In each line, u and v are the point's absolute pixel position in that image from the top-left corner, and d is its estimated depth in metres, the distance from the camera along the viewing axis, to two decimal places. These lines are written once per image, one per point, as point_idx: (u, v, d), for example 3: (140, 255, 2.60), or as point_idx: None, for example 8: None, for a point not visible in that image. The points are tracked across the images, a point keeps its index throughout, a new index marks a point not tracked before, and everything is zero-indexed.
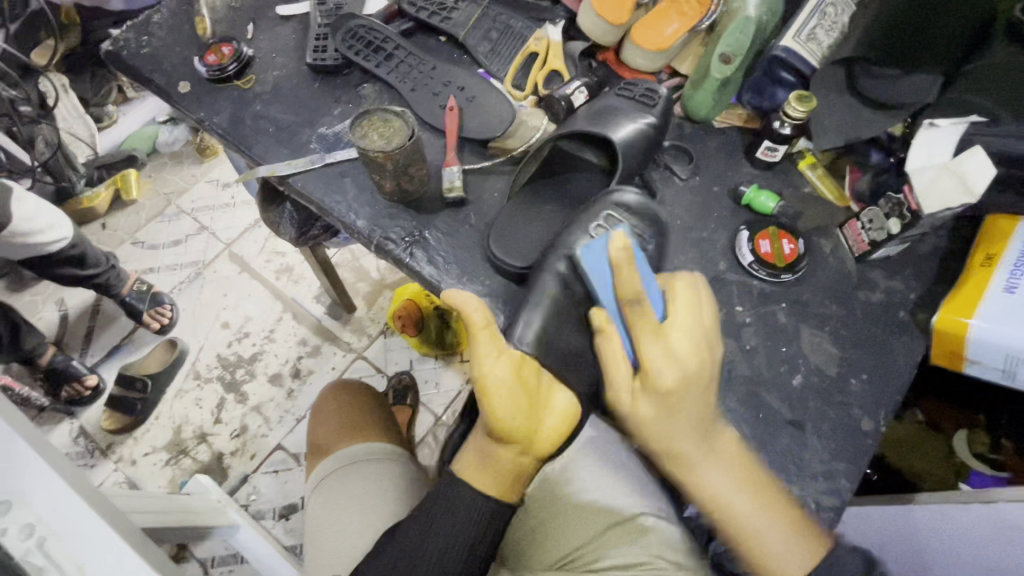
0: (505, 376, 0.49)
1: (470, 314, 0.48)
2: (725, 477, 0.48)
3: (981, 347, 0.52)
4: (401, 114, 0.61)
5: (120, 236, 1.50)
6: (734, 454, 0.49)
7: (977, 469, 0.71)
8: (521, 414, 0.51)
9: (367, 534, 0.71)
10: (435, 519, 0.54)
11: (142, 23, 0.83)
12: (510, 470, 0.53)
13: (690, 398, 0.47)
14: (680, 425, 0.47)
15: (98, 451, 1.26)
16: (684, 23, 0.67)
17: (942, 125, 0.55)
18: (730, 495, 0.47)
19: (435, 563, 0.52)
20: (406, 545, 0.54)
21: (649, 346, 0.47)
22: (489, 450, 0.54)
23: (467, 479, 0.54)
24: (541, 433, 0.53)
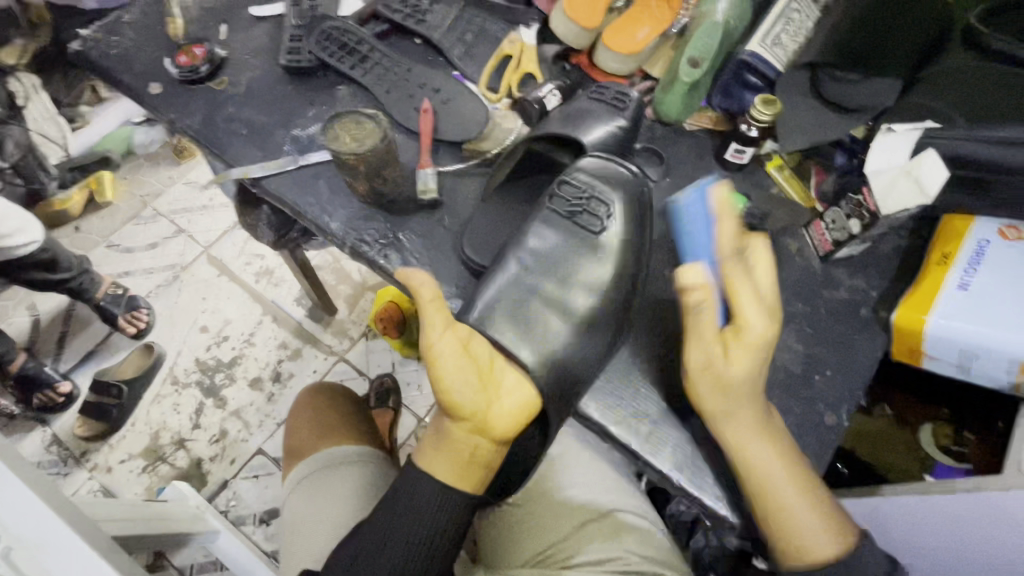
0: (450, 351, 0.50)
1: (420, 291, 0.51)
2: (774, 453, 0.49)
3: (937, 342, 0.55)
4: (374, 117, 0.62)
5: (95, 239, 1.48)
6: (785, 446, 0.50)
7: (941, 461, 0.73)
8: (469, 389, 0.51)
9: (337, 531, 0.72)
10: (403, 504, 0.53)
11: (113, 24, 0.82)
12: (462, 450, 0.52)
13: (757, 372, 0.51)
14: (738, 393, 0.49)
15: (71, 459, 1.23)
16: (654, 27, 0.69)
17: (899, 130, 0.58)
18: (771, 471, 0.48)
19: (406, 547, 0.52)
20: (374, 536, 0.53)
21: (737, 281, 0.51)
22: (443, 428, 0.53)
23: (423, 463, 0.53)
24: (495, 413, 0.52)
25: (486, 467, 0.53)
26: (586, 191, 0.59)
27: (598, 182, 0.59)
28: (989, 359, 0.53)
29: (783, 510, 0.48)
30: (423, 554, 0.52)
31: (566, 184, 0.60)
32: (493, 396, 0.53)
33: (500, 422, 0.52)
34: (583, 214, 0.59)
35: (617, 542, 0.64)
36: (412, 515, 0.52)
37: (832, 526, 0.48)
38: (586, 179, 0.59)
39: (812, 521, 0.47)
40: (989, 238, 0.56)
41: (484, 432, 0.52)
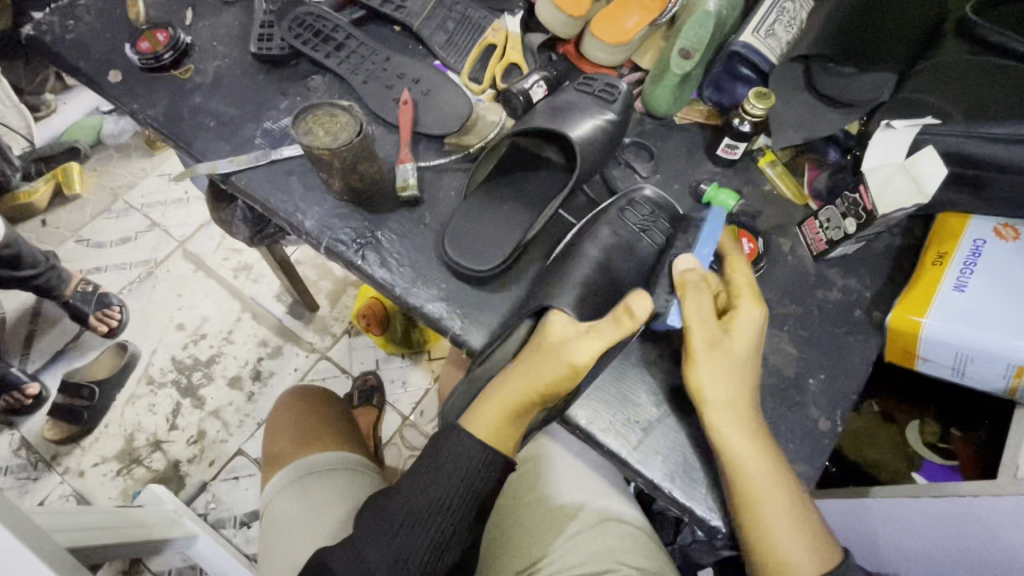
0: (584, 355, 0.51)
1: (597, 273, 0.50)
2: (761, 466, 0.48)
3: (932, 345, 0.53)
4: (348, 109, 0.58)
5: (62, 234, 1.41)
6: (775, 461, 0.49)
7: (928, 458, 0.73)
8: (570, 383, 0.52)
9: (308, 542, 0.70)
10: (448, 467, 0.51)
11: (69, 7, 0.77)
12: (528, 425, 0.52)
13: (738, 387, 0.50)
14: (736, 375, 0.50)
15: (41, 463, 1.18)
16: (644, 15, 0.65)
17: (898, 126, 0.56)
18: (754, 472, 0.48)
19: (449, 511, 0.51)
20: (418, 500, 0.52)
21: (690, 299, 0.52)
22: (518, 404, 0.51)
23: (478, 428, 0.51)
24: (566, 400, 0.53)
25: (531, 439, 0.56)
26: (650, 206, 0.61)
27: (661, 206, 0.61)
28: (986, 362, 0.51)
29: (768, 528, 0.47)
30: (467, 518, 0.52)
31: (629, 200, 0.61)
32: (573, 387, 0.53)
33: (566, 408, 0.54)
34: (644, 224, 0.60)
35: (608, 554, 0.61)
36: (445, 491, 0.51)
37: (814, 545, 0.47)
38: (651, 203, 0.61)
39: (788, 530, 0.47)
40: (984, 238, 0.55)
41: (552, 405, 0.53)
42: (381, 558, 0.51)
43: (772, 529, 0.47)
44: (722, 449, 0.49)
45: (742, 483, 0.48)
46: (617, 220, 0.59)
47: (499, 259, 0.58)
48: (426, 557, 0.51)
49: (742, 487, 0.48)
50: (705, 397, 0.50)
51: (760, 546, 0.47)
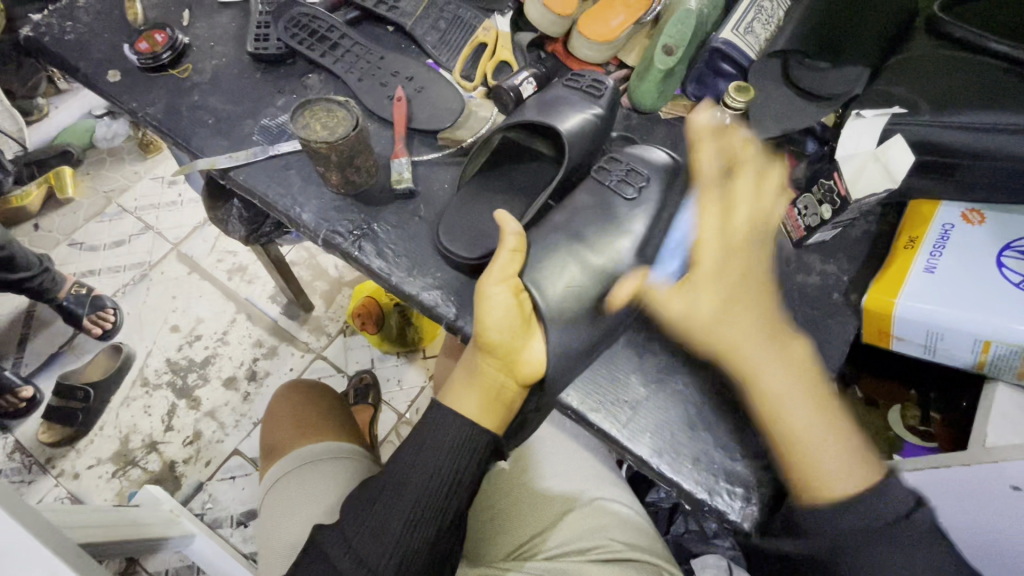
0: (503, 299, 0.52)
1: (506, 235, 0.54)
2: (783, 376, 0.49)
3: (905, 324, 0.56)
4: (345, 104, 0.60)
5: (55, 237, 1.41)
6: (803, 376, 0.49)
7: (909, 441, 0.75)
8: (508, 328, 0.52)
9: (305, 528, 0.71)
10: (424, 446, 0.53)
11: (67, 9, 0.78)
12: (491, 386, 0.54)
13: (741, 313, 0.50)
14: (735, 299, 0.51)
15: (36, 466, 1.18)
16: (630, 15, 0.68)
17: (867, 116, 0.59)
18: (787, 394, 0.48)
19: (423, 492, 0.52)
20: (395, 479, 0.53)
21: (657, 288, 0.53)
22: (475, 363, 0.54)
23: (450, 399, 0.55)
24: (524, 359, 0.53)
25: (510, 408, 0.55)
26: (640, 172, 0.62)
27: (640, 165, 0.62)
28: (954, 339, 0.54)
29: (805, 446, 0.47)
30: (442, 499, 0.53)
31: (604, 163, 0.63)
32: (526, 347, 0.53)
33: (527, 366, 0.53)
34: (620, 182, 0.62)
35: (600, 531, 0.64)
36: (421, 466, 0.53)
37: (855, 466, 0.46)
38: (626, 162, 0.63)
39: (826, 451, 0.47)
40: (953, 222, 0.58)
41: (513, 373, 0.53)
42: (363, 532, 0.52)
43: (812, 455, 0.47)
44: (749, 379, 0.49)
45: (774, 416, 0.48)
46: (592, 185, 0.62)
47: (480, 250, 0.60)
48: (403, 534, 0.52)
49: (777, 424, 0.48)
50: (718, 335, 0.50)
51: (807, 481, 0.47)
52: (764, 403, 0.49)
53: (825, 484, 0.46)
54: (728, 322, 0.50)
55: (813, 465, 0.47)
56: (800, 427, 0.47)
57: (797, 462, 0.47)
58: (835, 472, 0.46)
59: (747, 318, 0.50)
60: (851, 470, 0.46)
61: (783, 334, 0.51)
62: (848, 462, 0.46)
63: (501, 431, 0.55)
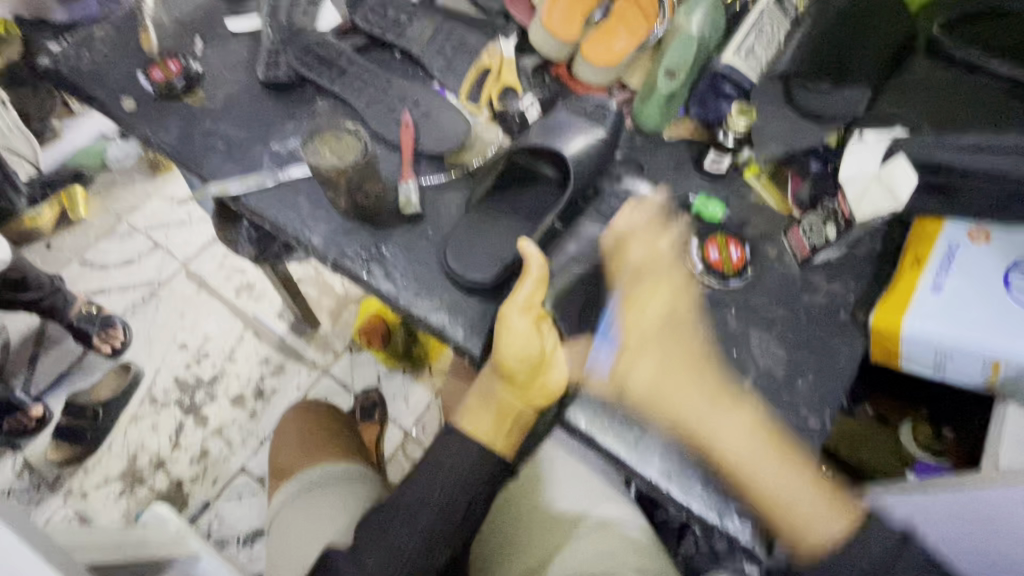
0: (526, 328, 0.53)
1: (530, 264, 0.54)
2: (734, 431, 0.53)
3: (914, 344, 0.55)
4: (355, 131, 0.63)
5: (66, 257, 1.43)
6: (746, 412, 0.54)
7: (921, 459, 0.75)
8: (528, 359, 0.53)
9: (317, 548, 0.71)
10: (441, 466, 0.55)
11: (83, 39, 0.81)
12: (508, 410, 0.56)
13: (677, 373, 0.55)
14: (670, 361, 0.56)
15: (45, 486, 1.19)
16: (632, 40, 0.69)
17: (868, 138, 0.60)
18: (743, 453, 0.52)
19: (440, 512, 0.54)
20: (411, 500, 0.55)
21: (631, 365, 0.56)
22: (491, 388, 0.56)
23: (464, 420, 0.56)
24: (539, 384, 0.54)
25: (522, 429, 0.57)
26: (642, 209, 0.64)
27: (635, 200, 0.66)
28: (964, 358, 0.54)
29: (780, 500, 0.51)
30: (458, 519, 0.54)
31: (603, 202, 0.66)
32: (547, 378, 0.54)
33: (544, 391, 0.55)
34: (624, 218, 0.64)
35: (608, 553, 0.64)
36: (439, 488, 0.54)
37: (835, 510, 0.51)
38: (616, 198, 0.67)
39: (784, 486, 0.52)
40: (959, 241, 0.58)
41: (529, 397, 0.55)
42: (377, 550, 0.53)
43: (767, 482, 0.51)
44: (699, 437, 0.54)
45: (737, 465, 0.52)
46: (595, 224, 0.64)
47: (494, 273, 0.61)
48: (419, 553, 0.53)
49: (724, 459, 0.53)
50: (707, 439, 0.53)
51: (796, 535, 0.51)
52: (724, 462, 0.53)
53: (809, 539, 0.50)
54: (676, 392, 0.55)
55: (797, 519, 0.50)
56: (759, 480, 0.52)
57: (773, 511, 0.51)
58: (817, 528, 0.50)
59: (691, 392, 0.55)
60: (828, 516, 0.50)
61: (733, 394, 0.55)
62: (829, 512, 0.51)
63: (511, 454, 0.57)
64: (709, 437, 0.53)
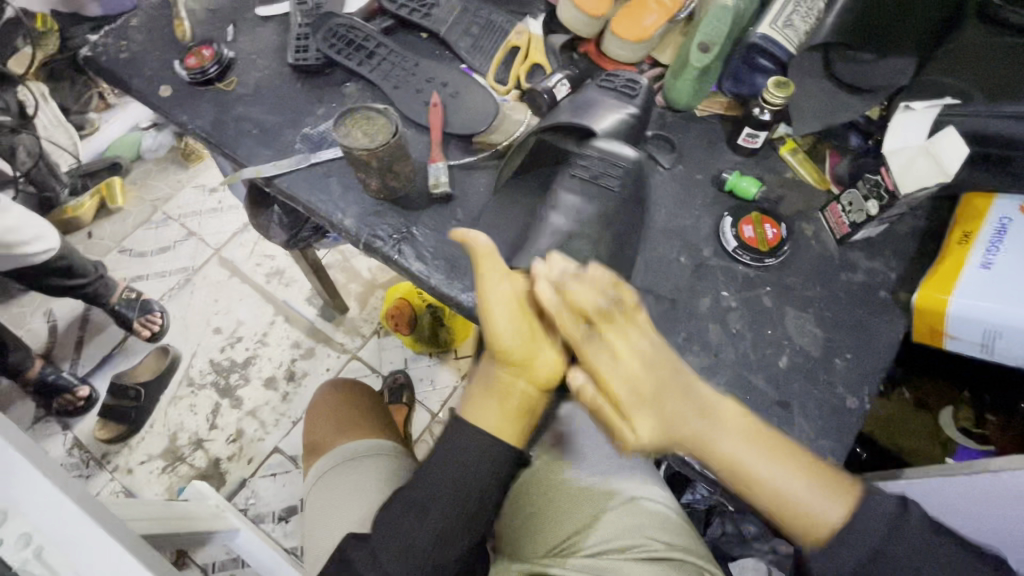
0: (505, 301, 0.52)
1: (477, 242, 0.53)
2: (735, 441, 0.47)
3: (960, 322, 0.53)
4: (384, 112, 0.62)
5: (106, 244, 1.49)
6: (730, 415, 0.48)
7: (964, 444, 0.73)
8: (517, 333, 0.52)
9: (344, 526, 0.73)
10: (446, 461, 0.54)
11: (120, 29, 0.83)
12: (510, 393, 0.54)
13: (662, 391, 0.46)
14: (649, 401, 0.46)
15: (93, 462, 1.25)
16: (662, 14, 0.68)
17: (916, 108, 0.57)
18: (754, 467, 0.46)
19: (451, 507, 0.54)
20: (423, 493, 0.55)
21: (602, 363, 0.47)
22: (490, 373, 0.55)
23: (465, 409, 0.55)
24: (539, 360, 0.53)
25: (527, 418, 0.55)
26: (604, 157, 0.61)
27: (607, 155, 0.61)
28: (1014, 336, 0.51)
29: (782, 502, 0.46)
30: (467, 515, 0.55)
31: (578, 159, 0.62)
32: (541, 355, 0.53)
33: (544, 367, 0.53)
34: (599, 174, 0.61)
35: (640, 531, 0.65)
36: (449, 486, 0.54)
37: (838, 493, 0.47)
38: (598, 154, 0.61)
39: (807, 489, 0.46)
40: (1011, 215, 0.55)
41: (528, 374, 0.54)
42: (390, 549, 0.55)
43: (803, 503, 0.46)
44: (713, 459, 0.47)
45: (747, 481, 0.46)
46: (573, 181, 0.61)
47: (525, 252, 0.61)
48: (432, 546, 0.54)
49: (730, 471, 0.47)
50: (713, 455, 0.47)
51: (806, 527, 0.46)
52: (736, 478, 0.47)
53: (819, 524, 0.46)
54: (678, 422, 0.46)
55: (794, 509, 0.46)
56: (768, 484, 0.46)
57: (781, 511, 0.47)
58: (825, 514, 0.46)
59: (678, 409, 0.46)
60: (829, 499, 0.46)
61: (716, 403, 0.48)
62: (823, 493, 0.46)
63: (520, 441, 0.55)
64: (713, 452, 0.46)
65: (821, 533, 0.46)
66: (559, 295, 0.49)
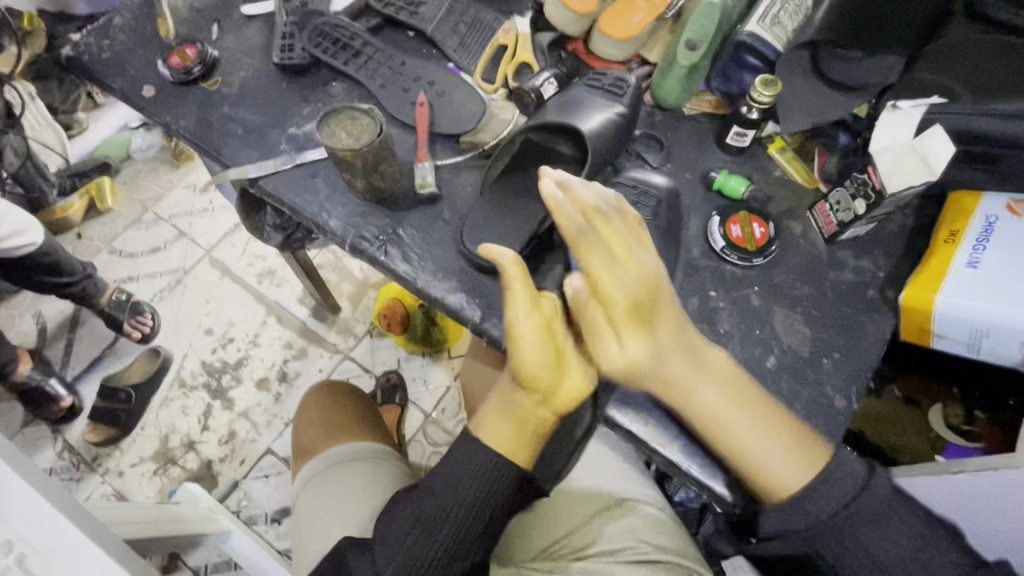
0: (532, 330, 0.49)
1: (505, 267, 0.49)
2: (716, 392, 0.49)
3: (946, 322, 0.53)
4: (369, 112, 0.61)
5: (96, 245, 1.47)
6: (721, 375, 0.50)
7: (952, 441, 0.72)
8: (545, 365, 0.50)
9: (335, 530, 0.72)
10: (459, 478, 0.54)
11: (103, 28, 0.82)
12: (529, 418, 0.52)
13: (664, 349, 0.49)
14: (655, 347, 0.49)
15: (83, 465, 1.24)
16: (650, 12, 0.67)
17: (903, 107, 0.56)
18: (721, 411, 0.49)
19: (460, 523, 0.54)
20: (431, 508, 0.54)
21: (597, 311, 0.48)
22: (510, 397, 0.53)
23: (479, 429, 0.54)
24: (563, 387, 0.51)
25: (546, 439, 0.54)
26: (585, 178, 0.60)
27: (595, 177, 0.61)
28: (1000, 338, 0.51)
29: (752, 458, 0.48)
30: (475, 531, 0.54)
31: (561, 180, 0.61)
32: (565, 385, 0.51)
33: (567, 395, 0.51)
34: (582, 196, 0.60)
35: (630, 534, 0.65)
36: (449, 503, 0.54)
37: (802, 456, 0.47)
38: (610, 178, 0.61)
39: (779, 454, 0.47)
40: (996, 215, 0.55)
41: (549, 401, 0.51)
42: (392, 562, 0.54)
43: (770, 464, 0.47)
44: (696, 418, 0.50)
45: (716, 431, 0.49)
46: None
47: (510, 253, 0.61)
48: (438, 562, 0.54)
49: (704, 418, 0.50)
50: (695, 410, 0.50)
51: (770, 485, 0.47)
52: (703, 419, 0.50)
53: (778, 483, 0.47)
54: (668, 364, 0.49)
55: (762, 467, 0.48)
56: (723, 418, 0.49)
57: (751, 472, 0.48)
58: (789, 474, 0.47)
59: (670, 352, 0.49)
60: (798, 466, 0.47)
61: (705, 351, 0.51)
62: (791, 457, 0.47)
63: (532, 466, 0.54)
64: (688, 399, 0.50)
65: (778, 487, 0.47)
66: (565, 195, 0.50)
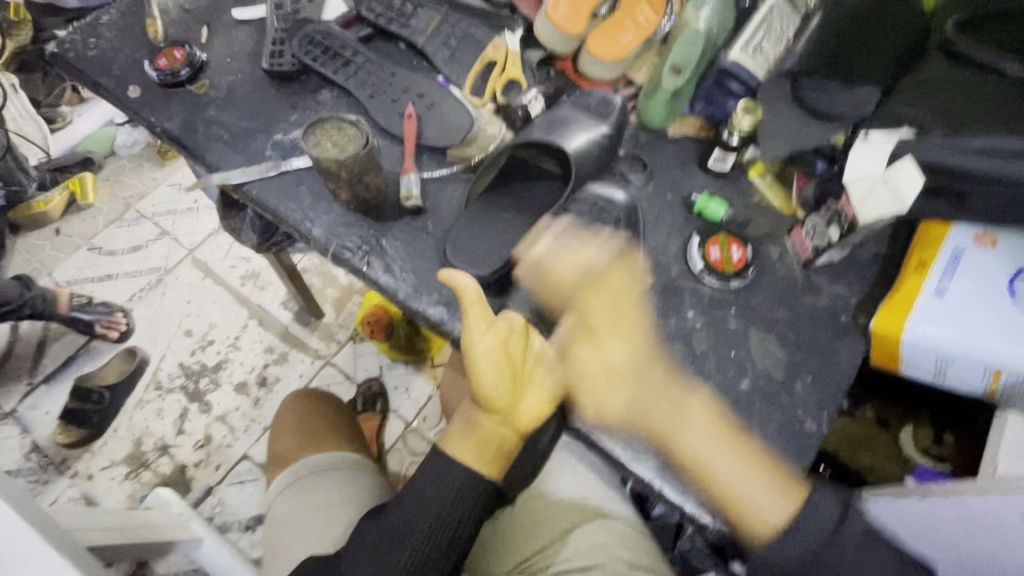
0: (491, 353, 0.52)
1: (464, 292, 0.51)
2: (699, 438, 0.51)
3: (916, 349, 0.56)
4: (356, 123, 0.61)
5: (75, 241, 1.44)
6: (703, 412, 0.53)
7: (922, 463, 0.75)
8: (504, 386, 0.53)
9: (307, 542, 0.71)
10: (427, 488, 0.54)
11: (90, 25, 0.81)
12: (490, 439, 0.55)
13: (644, 392, 0.53)
14: (637, 397, 0.54)
15: (52, 467, 1.20)
16: (638, 35, 0.68)
17: (874, 139, 0.60)
18: (706, 455, 0.51)
19: (428, 533, 0.54)
20: (400, 518, 0.54)
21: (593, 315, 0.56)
22: (472, 416, 0.56)
23: (446, 442, 0.56)
24: (523, 409, 0.55)
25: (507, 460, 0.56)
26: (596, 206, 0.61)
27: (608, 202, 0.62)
28: (964, 365, 0.54)
29: (730, 492, 0.50)
30: (444, 542, 0.54)
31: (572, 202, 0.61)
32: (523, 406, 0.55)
33: (526, 416, 0.55)
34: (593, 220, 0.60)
35: (602, 551, 0.64)
36: (420, 517, 0.54)
37: (782, 487, 0.50)
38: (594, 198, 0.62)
39: (756, 488, 0.50)
40: (965, 246, 0.57)
41: (510, 422, 0.55)
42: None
43: (753, 505, 0.49)
44: (668, 440, 0.52)
45: (699, 470, 0.51)
46: (568, 223, 0.59)
47: (490, 269, 0.61)
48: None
49: (703, 476, 0.51)
50: (679, 447, 0.52)
51: (752, 520, 0.49)
52: (686, 459, 0.52)
53: (757, 517, 0.49)
54: (652, 409, 0.53)
55: (743, 501, 0.50)
56: (714, 473, 0.51)
57: (727, 502, 0.51)
58: (767, 509, 0.49)
59: (649, 392, 0.54)
60: (775, 497, 0.49)
61: (689, 397, 0.54)
62: (772, 493, 0.49)
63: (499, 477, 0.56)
64: (673, 439, 0.52)
65: (752, 521, 0.49)
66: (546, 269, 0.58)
